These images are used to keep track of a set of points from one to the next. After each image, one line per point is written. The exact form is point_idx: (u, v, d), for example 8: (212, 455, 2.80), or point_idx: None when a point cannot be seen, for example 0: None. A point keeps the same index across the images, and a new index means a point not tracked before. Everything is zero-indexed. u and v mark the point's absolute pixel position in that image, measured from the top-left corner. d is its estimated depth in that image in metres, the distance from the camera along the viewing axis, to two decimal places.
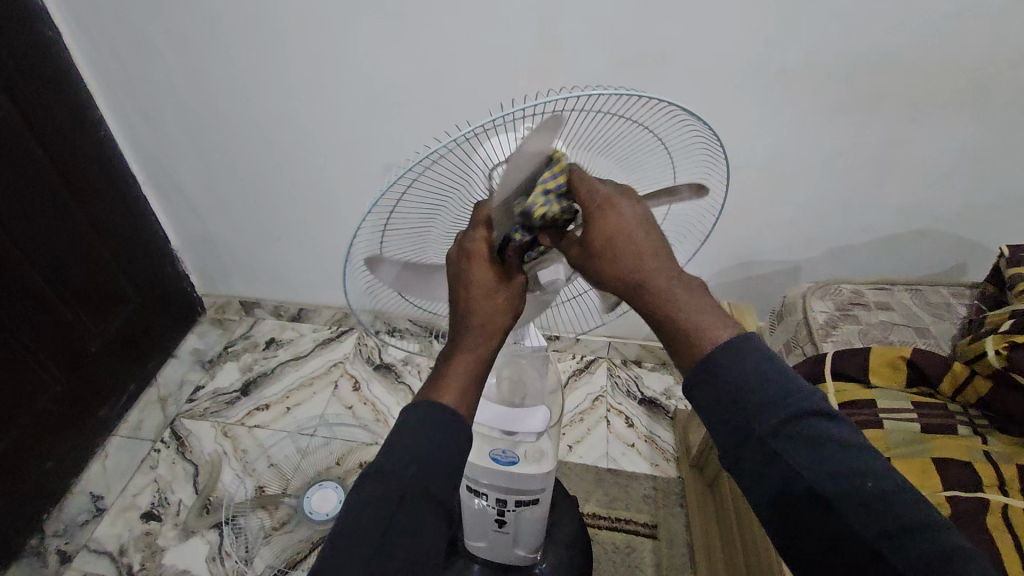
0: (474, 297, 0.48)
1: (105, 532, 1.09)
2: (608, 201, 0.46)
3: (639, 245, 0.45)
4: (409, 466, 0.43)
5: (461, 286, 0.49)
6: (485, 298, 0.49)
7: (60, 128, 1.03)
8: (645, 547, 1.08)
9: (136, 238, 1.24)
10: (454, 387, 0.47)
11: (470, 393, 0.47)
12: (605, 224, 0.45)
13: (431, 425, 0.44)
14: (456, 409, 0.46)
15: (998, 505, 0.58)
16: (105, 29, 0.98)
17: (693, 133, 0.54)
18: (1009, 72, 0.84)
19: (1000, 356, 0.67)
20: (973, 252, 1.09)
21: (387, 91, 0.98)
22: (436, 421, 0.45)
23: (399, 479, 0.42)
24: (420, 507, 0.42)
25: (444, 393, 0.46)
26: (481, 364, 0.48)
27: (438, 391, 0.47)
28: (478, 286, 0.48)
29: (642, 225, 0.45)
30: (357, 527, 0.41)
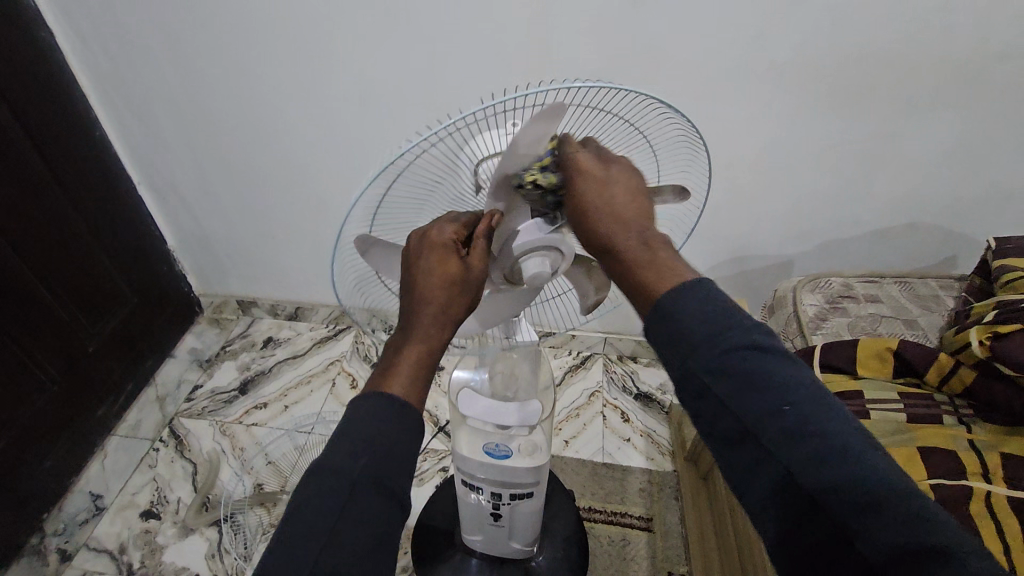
0: (422, 280, 0.46)
1: (105, 530, 1.10)
2: (591, 173, 0.47)
3: (623, 213, 0.45)
4: (371, 447, 0.44)
5: (415, 274, 0.47)
6: (438, 289, 0.46)
7: (55, 129, 1.03)
8: (640, 540, 1.09)
9: (132, 239, 1.25)
10: (400, 377, 0.47)
11: (417, 382, 0.47)
12: (589, 197, 0.46)
13: (385, 411, 0.46)
14: (401, 399, 0.47)
15: (981, 493, 0.59)
16: (99, 31, 0.98)
17: (674, 127, 0.55)
18: (994, 65, 0.84)
19: (984, 347, 0.67)
20: (963, 244, 1.10)
21: (380, 90, 0.98)
22: (387, 410, 0.46)
23: (349, 472, 0.43)
24: (371, 499, 0.43)
25: (389, 383, 0.47)
26: (429, 352, 0.47)
27: (385, 380, 0.47)
28: (429, 276, 0.46)
29: (624, 191, 0.46)
30: (320, 496, 0.42)
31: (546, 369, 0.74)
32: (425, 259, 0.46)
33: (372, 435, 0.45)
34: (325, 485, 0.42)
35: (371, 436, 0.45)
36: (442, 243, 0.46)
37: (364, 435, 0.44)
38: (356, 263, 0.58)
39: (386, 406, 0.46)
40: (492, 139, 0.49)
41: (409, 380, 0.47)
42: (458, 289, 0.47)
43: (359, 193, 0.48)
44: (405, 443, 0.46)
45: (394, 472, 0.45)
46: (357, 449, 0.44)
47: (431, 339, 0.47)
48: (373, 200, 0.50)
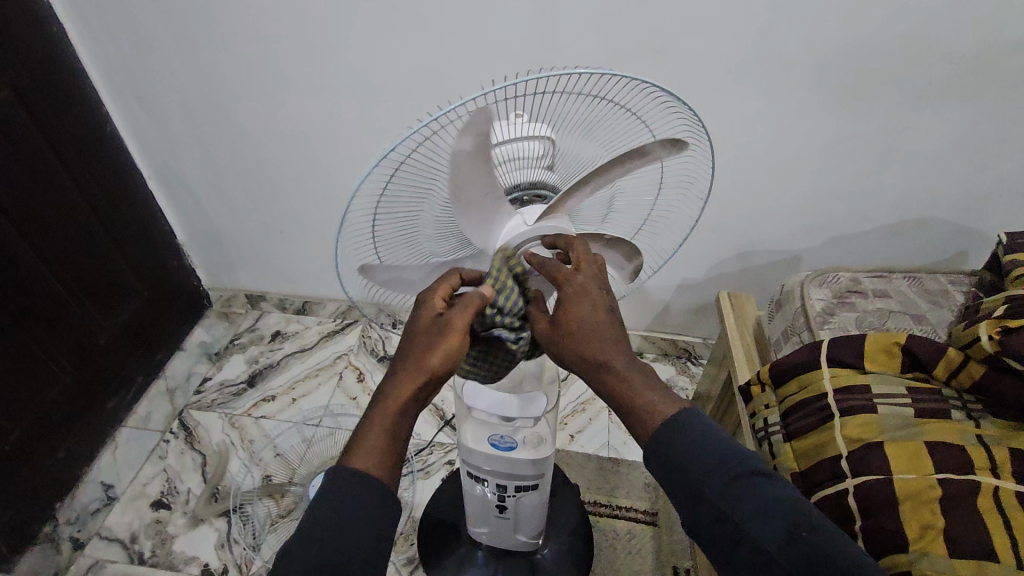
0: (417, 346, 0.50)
1: (116, 520, 1.12)
2: (582, 289, 0.52)
3: (603, 330, 0.51)
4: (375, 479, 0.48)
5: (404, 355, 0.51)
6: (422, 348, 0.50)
7: (65, 124, 1.04)
8: (645, 534, 1.09)
9: (144, 233, 1.26)
10: (368, 450, 0.48)
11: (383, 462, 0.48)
12: (575, 311, 0.51)
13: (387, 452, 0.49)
14: (364, 470, 0.47)
15: (990, 487, 0.59)
16: (110, 27, 0.99)
17: (671, 106, 0.56)
18: (1007, 57, 0.83)
19: (993, 341, 0.66)
20: (974, 239, 1.09)
21: (386, 84, 0.99)
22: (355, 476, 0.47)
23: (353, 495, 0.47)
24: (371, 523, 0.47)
25: (358, 451, 0.48)
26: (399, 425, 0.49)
27: (355, 449, 0.48)
28: (421, 349, 0.50)
29: (606, 312, 0.52)
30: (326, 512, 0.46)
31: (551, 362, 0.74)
32: (419, 334, 0.51)
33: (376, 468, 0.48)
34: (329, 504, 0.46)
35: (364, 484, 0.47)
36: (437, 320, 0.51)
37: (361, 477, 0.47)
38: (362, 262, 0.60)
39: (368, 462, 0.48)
40: (494, 128, 0.50)
41: (377, 448, 0.48)
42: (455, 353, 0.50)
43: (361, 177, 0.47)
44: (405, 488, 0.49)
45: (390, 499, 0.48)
46: (351, 494, 0.46)
47: (406, 415, 0.49)
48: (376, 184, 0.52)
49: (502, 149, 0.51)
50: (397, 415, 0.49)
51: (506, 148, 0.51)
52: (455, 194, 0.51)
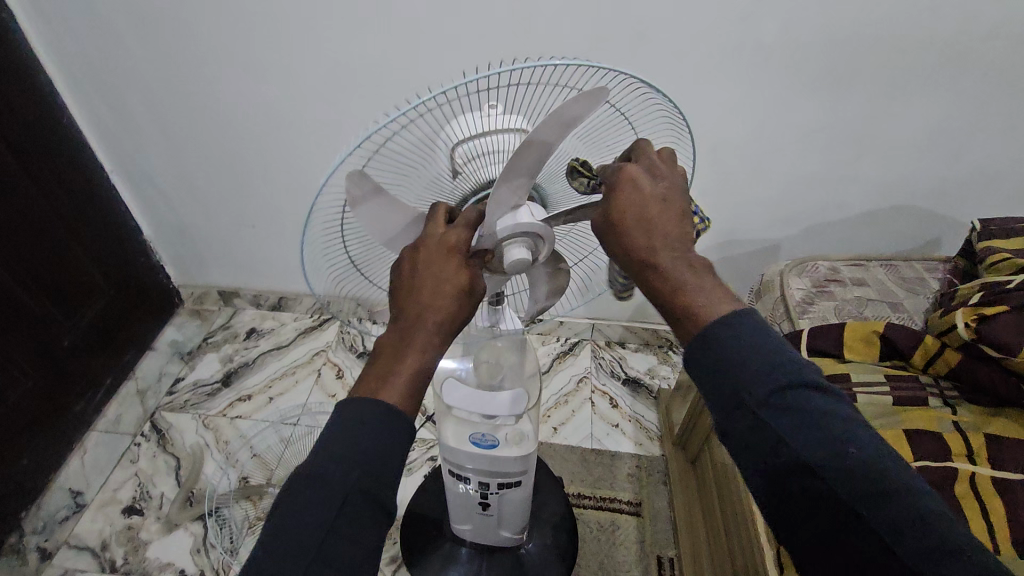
0: (424, 271, 0.47)
1: (85, 528, 1.08)
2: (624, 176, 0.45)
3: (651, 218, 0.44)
4: (368, 461, 0.43)
5: (410, 283, 0.47)
6: (430, 275, 0.47)
7: (18, 115, 0.98)
8: (629, 525, 1.10)
9: (107, 229, 1.21)
10: (396, 385, 0.45)
11: (414, 394, 0.46)
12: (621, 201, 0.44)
13: (370, 422, 0.44)
14: (395, 403, 0.45)
15: (967, 474, 0.60)
16: (63, 11, 0.93)
17: (654, 102, 0.55)
18: (983, 46, 0.84)
19: (970, 329, 0.67)
20: (947, 227, 1.10)
21: (360, 72, 0.95)
22: (377, 418, 0.44)
23: (343, 480, 0.42)
24: (358, 511, 0.42)
25: (384, 388, 0.45)
26: (425, 361, 0.46)
27: (381, 385, 0.45)
28: (431, 277, 0.46)
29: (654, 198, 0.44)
30: (311, 498, 0.41)
31: (532, 357, 0.73)
32: (427, 262, 0.47)
33: (374, 444, 0.44)
34: (313, 491, 0.42)
35: (322, 493, 0.42)
36: (443, 243, 0.47)
37: (319, 479, 0.42)
38: (330, 259, 0.57)
39: (373, 411, 0.44)
40: (467, 121, 0.48)
41: (405, 383, 0.45)
42: (466, 274, 0.48)
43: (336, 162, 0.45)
44: (379, 476, 0.44)
45: (382, 482, 0.44)
46: (308, 504, 0.41)
47: (430, 349, 0.46)
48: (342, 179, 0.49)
49: (474, 143, 0.48)
50: (422, 349, 0.46)
51: (477, 142, 0.48)
52: (511, 161, 0.45)
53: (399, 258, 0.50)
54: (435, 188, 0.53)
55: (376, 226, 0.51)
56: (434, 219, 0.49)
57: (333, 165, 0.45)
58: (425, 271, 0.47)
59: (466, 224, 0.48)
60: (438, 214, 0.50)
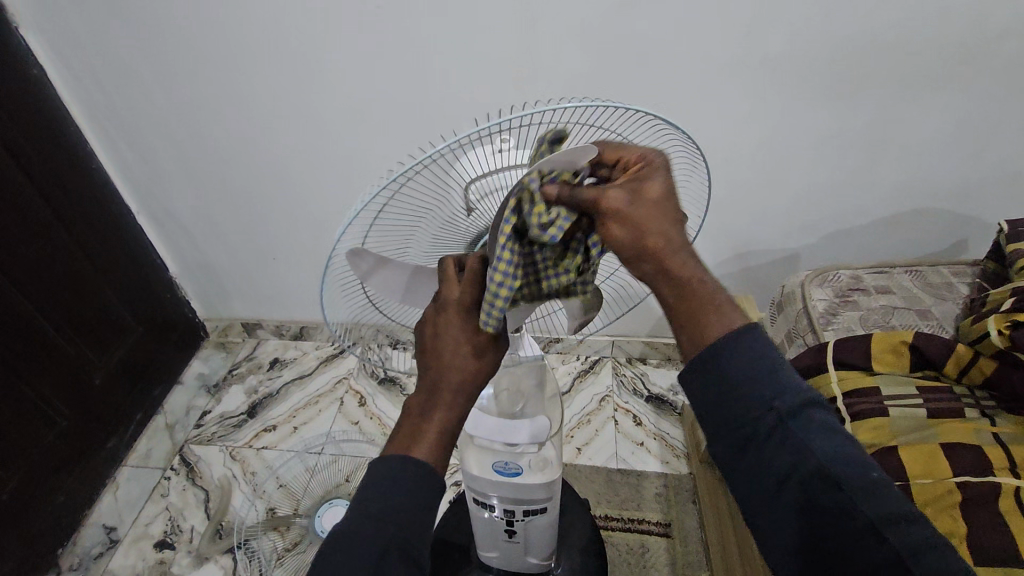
0: (445, 330, 0.47)
1: (119, 563, 1.10)
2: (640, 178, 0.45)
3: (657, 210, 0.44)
4: (400, 513, 0.44)
5: (434, 344, 0.47)
6: (452, 333, 0.47)
7: (49, 164, 1.03)
8: (659, 546, 1.07)
9: (135, 269, 1.25)
10: (428, 440, 0.47)
11: (445, 445, 0.47)
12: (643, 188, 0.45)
13: (406, 478, 0.45)
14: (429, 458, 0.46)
15: (1010, 489, 0.57)
16: (90, 65, 0.98)
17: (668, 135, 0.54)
18: (995, 43, 0.83)
19: (1004, 337, 0.66)
20: (972, 228, 1.08)
21: (371, 104, 0.98)
22: (411, 475, 0.45)
23: (378, 533, 0.43)
24: (392, 565, 0.43)
25: (417, 445, 0.46)
26: (453, 417, 0.48)
27: (413, 442, 0.47)
28: (450, 340, 0.48)
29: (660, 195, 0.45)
30: (345, 555, 0.42)
31: (551, 381, 0.72)
32: (444, 324, 0.48)
33: (406, 496, 0.45)
34: (348, 546, 0.42)
35: (358, 548, 0.42)
36: (460, 303, 0.47)
37: (356, 537, 0.43)
38: (350, 300, 0.59)
39: (405, 469, 0.45)
40: (480, 162, 0.49)
41: (436, 438, 0.47)
42: (485, 332, 0.48)
43: (353, 214, 0.47)
44: (417, 524, 0.45)
45: (415, 532, 0.44)
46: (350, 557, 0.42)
47: (456, 404, 0.48)
48: (360, 229, 0.50)
49: (486, 181, 0.49)
50: (448, 405, 0.47)
51: (487, 181, 0.49)
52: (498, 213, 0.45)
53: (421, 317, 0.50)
54: (450, 228, 0.55)
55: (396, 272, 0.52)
56: (447, 273, 0.49)
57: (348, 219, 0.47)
58: (443, 332, 0.47)
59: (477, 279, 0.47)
60: (449, 270, 0.49)
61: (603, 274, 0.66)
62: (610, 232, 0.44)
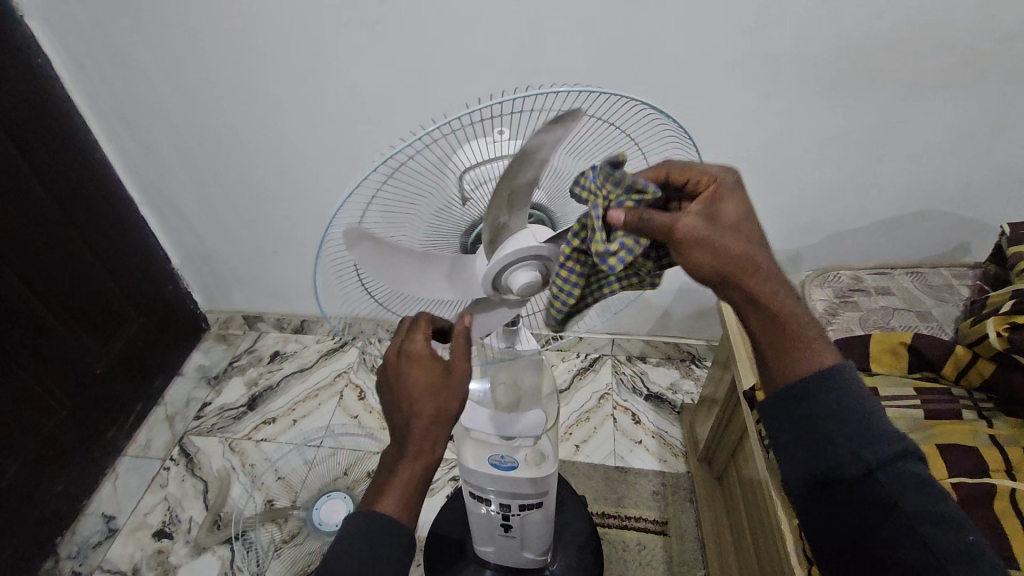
0: (395, 388, 0.49)
1: (117, 552, 1.10)
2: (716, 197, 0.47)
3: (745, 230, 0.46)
4: (375, 541, 0.48)
5: (393, 399, 0.50)
6: (402, 390, 0.49)
7: (53, 155, 1.03)
8: (655, 544, 1.07)
9: (137, 261, 1.25)
10: (391, 496, 0.49)
11: (412, 494, 0.49)
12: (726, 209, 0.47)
13: (371, 516, 0.48)
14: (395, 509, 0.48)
15: (1006, 490, 0.57)
16: (94, 56, 0.99)
17: (664, 126, 0.54)
18: (1000, 45, 0.82)
19: (1002, 339, 0.65)
20: (975, 231, 1.07)
21: (374, 98, 0.98)
22: (380, 516, 0.48)
23: (356, 559, 0.47)
24: None
25: (380, 500, 0.49)
26: (414, 473, 0.48)
27: (379, 496, 0.49)
28: (401, 396, 0.49)
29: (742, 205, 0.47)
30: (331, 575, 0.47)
31: (548, 377, 0.73)
32: (399, 381, 0.49)
33: (379, 528, 0.48)
34: (331, 569, 0.47)
35: (341, 566, 0.47)
36: (408, 360, 0.49)
37: (339, 559, 0.48)
38: (347, 288, 0.59)
39: (373, 518, 0.48)
40: (476, 148, 0.49)
41: (399, 492, 0.48)
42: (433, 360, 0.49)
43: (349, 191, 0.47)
44: (385, 558, 0.48)
45: (391, 556, 0.48)
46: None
47: (416, 458, 0.48)
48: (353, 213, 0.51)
49: (481, 170, 0.50)
50: (410, 459, 0.48)
51: (482, 169, 0.49)
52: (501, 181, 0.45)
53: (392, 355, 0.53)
54: (445, 216, 0.54)
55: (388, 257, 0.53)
56: (404, 324, 0.53)
57: (341, 199, 0.47)
58: (399, 389, 0.49)
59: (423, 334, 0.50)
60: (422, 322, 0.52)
61: None
62: (692, 257, 0.44)
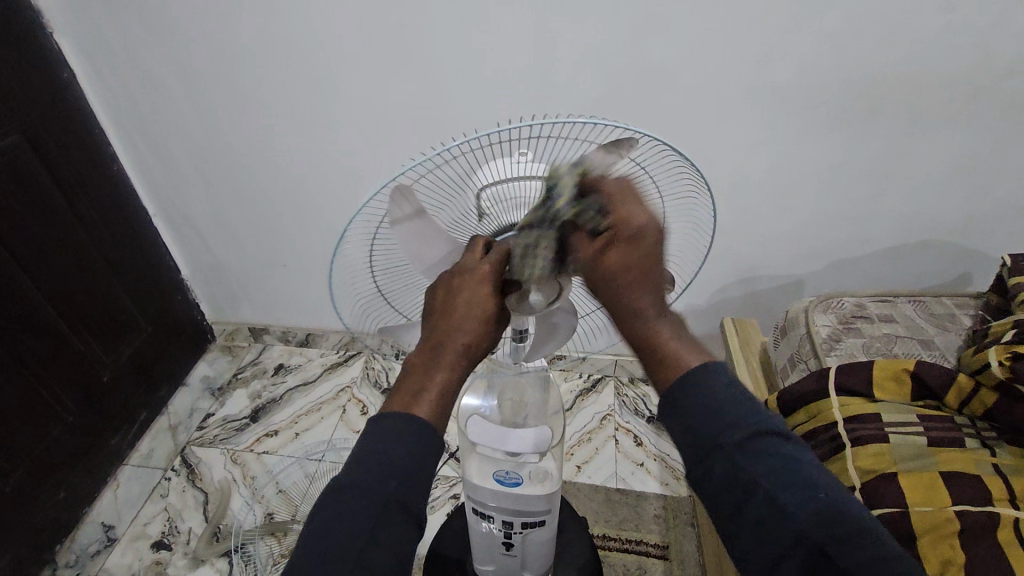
0: (455, 294, 0.48)
1: (115, 562, 1.10)
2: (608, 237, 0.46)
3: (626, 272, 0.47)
4: (399, 469, 0.45)
5: (443, 311, 0.49)
6: (462, 298, 0.48)
7: (73, 166, 1.06)
8: (656, 568, 1.06)
9: (149, 271, 1.27)
10: (427, 399, 0.48)
11: (444, 409, 0.49)
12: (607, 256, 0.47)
13: (403, 433, 0.46)
14: (428, 419, 0.48)
15: (1009, 520, 0.58)
16: (119, 72, 1.02)
17: (676, 163, 0.55)
18: (998, 81, 0.85)
19: (1004, 368, 0.66)
20: (976, 261, 1.09)
21: (389, 119, 1.00)
22: (412, 432, 0.47)
23: (379, 491, 0.44)
24: (393, 520, 0.44)
25: (416, 404, 0.48)
26: (451, 386, 0.48)
27: (413, 400, 0.48)
28: (460, 303, 0.48)
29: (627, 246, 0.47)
30: (345, 515, 0.43)
31: (554, 395, 0.73)
32: (459, 287, 0.49)
33: (403, 454, 0.46)
34: (348, 505, 0.44)
35: (359, 499, 0.44)
36: (476, 270, 0.48)
37: (357, 491, 0.44)
38: (357, 288, 0.60)
39: (407, 427, 0.47)
40: (497, 166, 0.51)
41: (435, 398, 0.48)
42: (497, 302, 0.49)
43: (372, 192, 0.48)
44: (411, 484, 0.46)
45: (417, 493, 0.46)
46: (347, 516, 0.43)
47: (458, 368, 0.48)
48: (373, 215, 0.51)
49: (501, 187, 0.50)
50: (451, 367, 0.48)
51: (502, 187, 0.50)
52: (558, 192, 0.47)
53: (434, 283, 0.51)
54: (461, 225, 0.56)
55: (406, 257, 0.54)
56: (473, 250, 0.50)
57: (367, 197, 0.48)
58: (456, 296, 0.48)
59: (500, 254, 0.49)
60: (477, 246, 0.51)
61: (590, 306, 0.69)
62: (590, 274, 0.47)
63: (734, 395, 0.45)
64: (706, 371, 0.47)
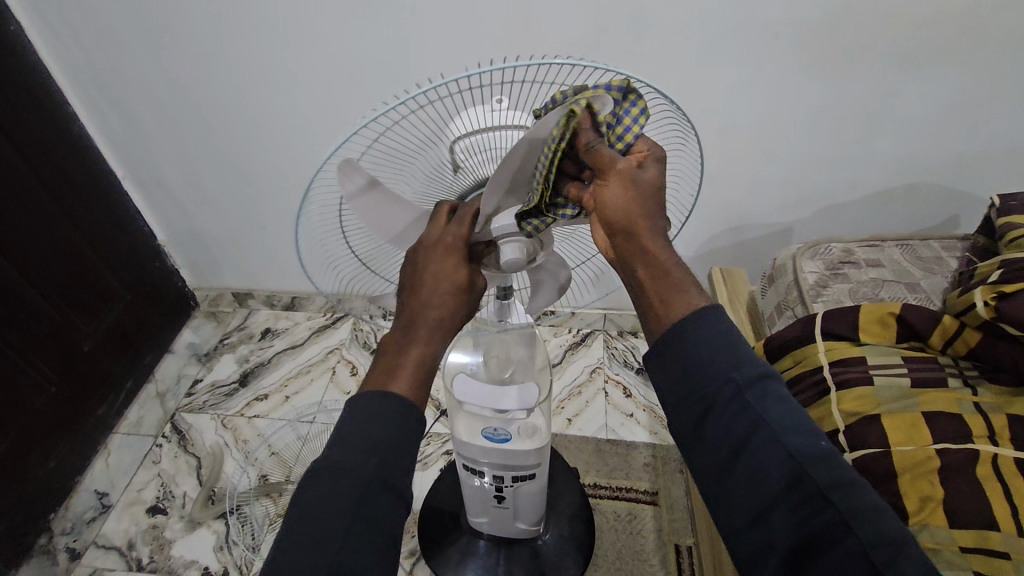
0: (423, 268, 0.47)
1: (112, 528, 1.11)
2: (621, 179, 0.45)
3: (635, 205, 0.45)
4: (382, 447, 0.44)
5: (413, 286, 0.47)
6: (431, 271, 0.47)
7: (30, 128, 1.00)
8: (645, 514, 1.09)
9: (123, 236, 1.23)
10: (404, 375, 0.47)
11: (423, 382, 0.47)
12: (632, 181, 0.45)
13: (383, 410, 0.45)
14: (407, 395, 0.46)
15: (987, 455, 0.59)
16: (69, 22, 0.94)
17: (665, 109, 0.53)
18: (1000, 13, 0.81)
19: (989, 308, 0.66)
20: (965, 204, 1.08)
21: (361, 67, 0.95)
22: (389, 409, 0.46)
23: (364, 470, 0.43)
24: (381, 499, 0.43)
25: (393, 381, 0.46)
26: (428, 361, 0.47)
27: (390, 378, 0.47)
28: (430, 276, 0.47)
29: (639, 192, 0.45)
30: (329, 495, 0.42)
31: (542, 350, 0.71)
32: (426, 260, 0.47)
33: (383, 432, 0.45)
34: (334, 484, 0.43)
35: (342, 478, 0.43)
36: (440, 241, 0.47)
37: (343, 469, 0.43)
38: (336, 259, 0.58)
39: (384, 404, 0.46)
40: (473, 115, 0.47)
41: (413, 374, 0.47)
42: (465, 270, 0.48)
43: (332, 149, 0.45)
44: (394, 463, 0.45)
45: (404, 472, 0.45)
46: (331, 496, 0.42)
47: (434, 342, 0.47)
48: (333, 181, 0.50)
49: (478, 138, 0.48)
50: (426, 342, 0.47)
51: (479, 138, 0.48)
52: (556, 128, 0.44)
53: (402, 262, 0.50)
54: (435, 180, 0.53)
55: (376, 222, 0.52)
56: (436, 219, 0.49)
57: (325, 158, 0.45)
58: (425, 270, 0.47)
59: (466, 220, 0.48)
60: (442, 214, 0.50)
61: (578, 259, 0.68)
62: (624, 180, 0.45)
63: (717, 341, 0.45)
64: (693, 321, 0.46)
